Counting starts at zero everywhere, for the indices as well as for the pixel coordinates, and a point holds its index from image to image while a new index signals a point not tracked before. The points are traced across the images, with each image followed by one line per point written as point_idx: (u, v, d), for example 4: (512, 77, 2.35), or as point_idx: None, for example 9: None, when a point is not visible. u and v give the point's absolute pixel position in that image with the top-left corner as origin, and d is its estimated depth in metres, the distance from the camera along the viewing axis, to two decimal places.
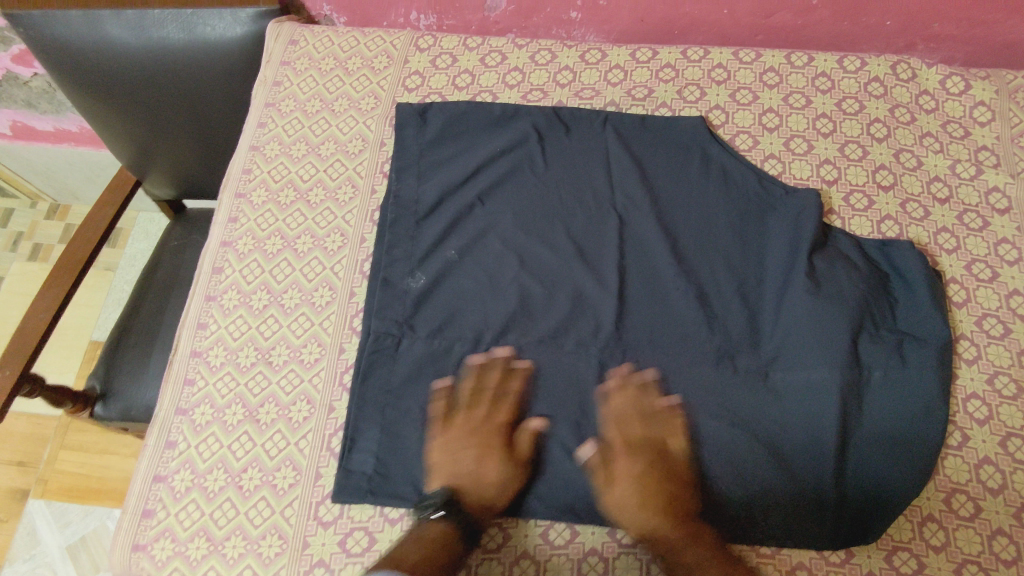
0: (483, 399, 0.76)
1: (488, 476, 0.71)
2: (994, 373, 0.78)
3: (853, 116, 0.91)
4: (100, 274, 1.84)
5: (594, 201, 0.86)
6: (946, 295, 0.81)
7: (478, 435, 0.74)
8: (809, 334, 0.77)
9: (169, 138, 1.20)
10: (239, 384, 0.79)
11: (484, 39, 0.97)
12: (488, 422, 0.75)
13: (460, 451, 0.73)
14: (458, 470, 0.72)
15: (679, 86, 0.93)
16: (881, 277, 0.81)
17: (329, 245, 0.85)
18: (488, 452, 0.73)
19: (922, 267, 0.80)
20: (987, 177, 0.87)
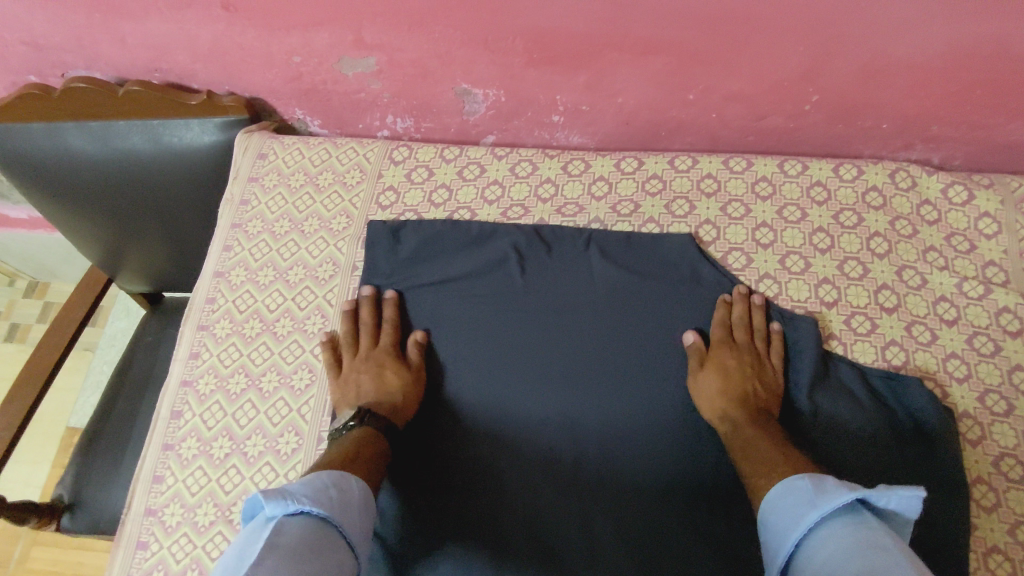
0: (362, 330, 0.81)
1: (389, 384, 0.76)
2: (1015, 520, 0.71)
3: (851, 229, 0.86)
4: (81, 354, 1.78)
5: (578, 329, 0.82)
6: (959, 433, 0.75)
7: (373, 356, 0.79)
8: None
9: (139, 240, 1.15)
10: (196, 547, 0.73)
11: (462, 149, 0.92)
12: (376, 348, 0.80)
13: (359, 374, 0.78)
14: (382, 384, 0.76)
15: (667, 198, 0.88)
16: (886, 416, 0.76)
17: (296, 383, 0.80)
18: (382, 372, 0.77)
19: (933, 407, 0.75)
20: (997, 295, 0.82)
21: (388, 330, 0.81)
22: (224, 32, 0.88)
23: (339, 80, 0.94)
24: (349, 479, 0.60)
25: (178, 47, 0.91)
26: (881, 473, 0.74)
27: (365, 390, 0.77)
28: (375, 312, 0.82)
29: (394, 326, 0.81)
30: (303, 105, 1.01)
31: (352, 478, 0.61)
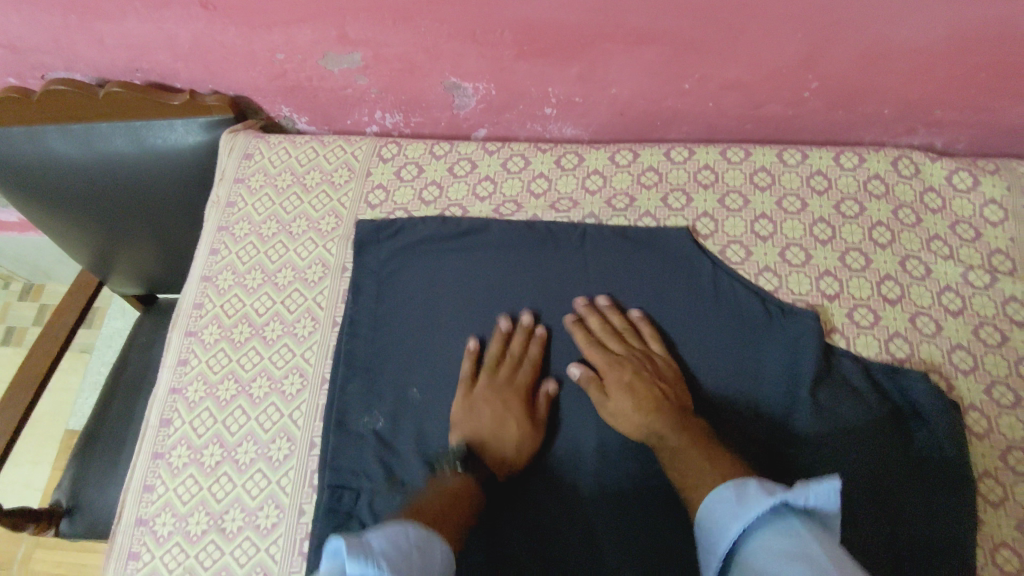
0: (507, 360, 0.77)
1: (505, 431, 0.72)
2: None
3: (853, 219, 0.84)
4: (77, 356, 1.77)
5: (576, 323, 0.80)
6: (966, 426, 0.74)
7: (501, 390, 0.75)
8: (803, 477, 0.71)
9: (128, 244, 1.13)
10: (189, 557, 0.72)
11: (452, 145, 0.90)
12: (512, 382, 0.76)
13: (485, 406, 0.74)
14: (499, 425, 0.73)
15: (663, 192, 0.86)
16: (893, 411, 0.74)
17: (287, 388, 0.79)
18: (508, 410, 0.74)
19: (937, 400, 0.73)
20: (1003, 284, 0.80)
21: (530, 367, 0.77)
22: (204, 31, 0.86)
23: (325, 76, 0.92)
24: (434, 543, 0.51)
25: (159, 47, 0.89)
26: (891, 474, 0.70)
27: (479, 427, 0.72)
28: (524, 344, 0.78)
29: (537, 364, 0.77)
30: (289, 103, 0.98)
31: (436, 543, 0.51)
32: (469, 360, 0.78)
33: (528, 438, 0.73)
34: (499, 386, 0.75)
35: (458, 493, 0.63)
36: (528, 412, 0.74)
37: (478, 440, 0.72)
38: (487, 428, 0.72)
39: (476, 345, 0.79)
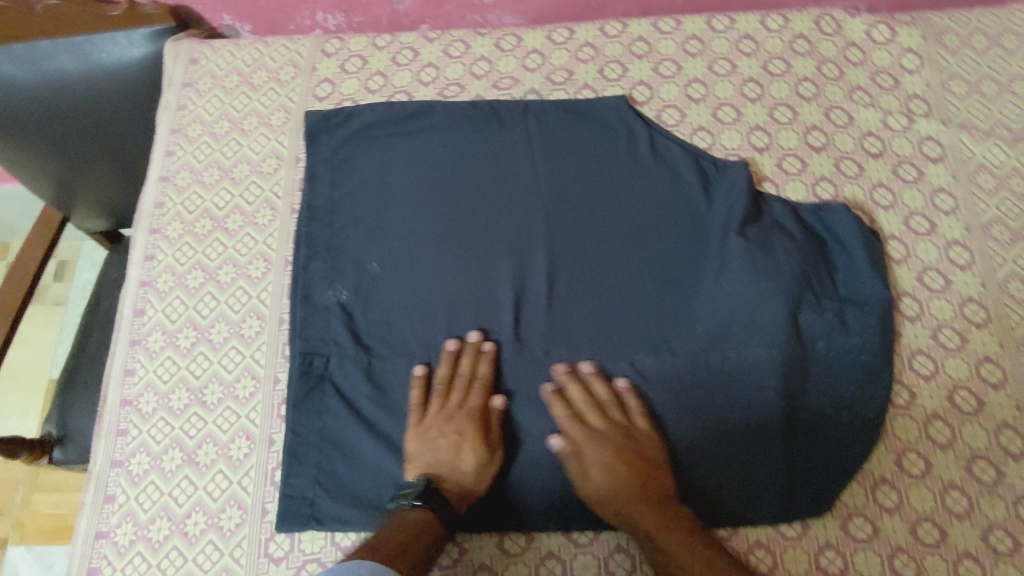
0: (454, 388, 0.75)
1: (464, 462, 0.71)
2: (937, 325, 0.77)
3: (780, 77, 0.88)
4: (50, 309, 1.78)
5: (524, 192, 0.84)
6: (885, 253, 0.80)
7: (456, 420, 0.73)
8: (735, 309, 0.77)
9: (87, 170, 1.14)
10: (174, 428, 0.77)
11: (394, 36, 0.93)
12: (464, 406, 0.74)
13: (442, 436, 0.72)
14: (456, 458, 0.71)
15: (600, 64, 0.90)
16: (817, 244, 0.79)
17: (253, 272, 0.83)
18: (463, 438, 0.72)
19: (856, 228, 0.79)
20: (920, 126, 0.85)
21: (479, 388, 0.75)
22: None
23: None
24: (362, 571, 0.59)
25: None
26: (816, 299, 0.76)
27: (440, 460, 0.71)
28: (473, 363, 0.76)
29: (486, 384, 0.75)
30: (231, 10, 1.01)
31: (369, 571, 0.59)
32: (444, 365, 0.76)
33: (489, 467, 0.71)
34: (451, 414, 0.73)
35: (413, 533, 0.65)
36: (481, 430, 0.72)
37: (461, 487, 0.70)
38: (447, 460, 0.71)
39: (424, 369, 0.76)
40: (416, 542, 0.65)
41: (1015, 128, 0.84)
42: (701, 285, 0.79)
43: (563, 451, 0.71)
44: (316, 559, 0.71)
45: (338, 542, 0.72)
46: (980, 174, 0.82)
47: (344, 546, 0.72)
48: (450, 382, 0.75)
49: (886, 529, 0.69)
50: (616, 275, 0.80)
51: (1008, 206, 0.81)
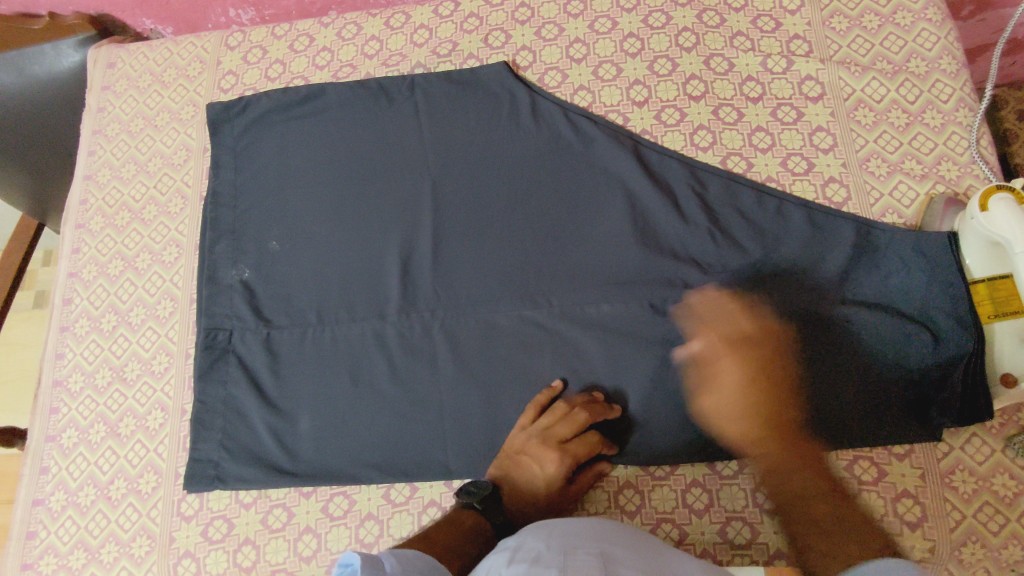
0: (569, 418, 0.72)
1: (535, 478, 0.70)
2: (823, 255, 0.75)
3: (660, 29, 0.89)
4: (31, 317, 1.65)
5: (409, 161, 0.87)
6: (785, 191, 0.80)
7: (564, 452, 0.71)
8: (607, 262, 0.80)
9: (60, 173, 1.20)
10: (99, 404, 0.83)
11: (291, 25, 0.97)
12: (562, 435, 0.71)
13: (528, 457, 0.71)
14: (532, 475, 0.70)
15: (483, 33, 0.92)
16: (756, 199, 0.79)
17: (166, 258, 0.89)
18: (546, 471, 0.70)
19: (761, 190, 0.79)
20: (799, 66, 0.85)
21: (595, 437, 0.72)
22: None
23: None
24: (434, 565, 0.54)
25: None
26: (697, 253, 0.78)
27: (515, 479, 0.70)
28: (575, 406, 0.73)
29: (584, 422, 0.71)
30: (149, 14, 1.05)
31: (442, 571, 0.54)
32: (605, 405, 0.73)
33: (552, 488, 0.70)
34: (543, 437, 0.71)
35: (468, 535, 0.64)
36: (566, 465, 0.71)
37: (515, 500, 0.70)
38: (522, 479, 0.70)
39: (537, 322, 0.79)
40: (465, 544, 0.62)
41: (897, 60, 0.83)
42: (591, 235, 0.81)
43: None
44: (222, 515, 0.77)
45: (241, 500, 0.77)
46: (859, 109, 0.82)
47: (246, 503, 0.77)
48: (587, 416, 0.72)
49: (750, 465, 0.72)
50: (500, 233, 0.83)
51: (886, 139, 0.80)
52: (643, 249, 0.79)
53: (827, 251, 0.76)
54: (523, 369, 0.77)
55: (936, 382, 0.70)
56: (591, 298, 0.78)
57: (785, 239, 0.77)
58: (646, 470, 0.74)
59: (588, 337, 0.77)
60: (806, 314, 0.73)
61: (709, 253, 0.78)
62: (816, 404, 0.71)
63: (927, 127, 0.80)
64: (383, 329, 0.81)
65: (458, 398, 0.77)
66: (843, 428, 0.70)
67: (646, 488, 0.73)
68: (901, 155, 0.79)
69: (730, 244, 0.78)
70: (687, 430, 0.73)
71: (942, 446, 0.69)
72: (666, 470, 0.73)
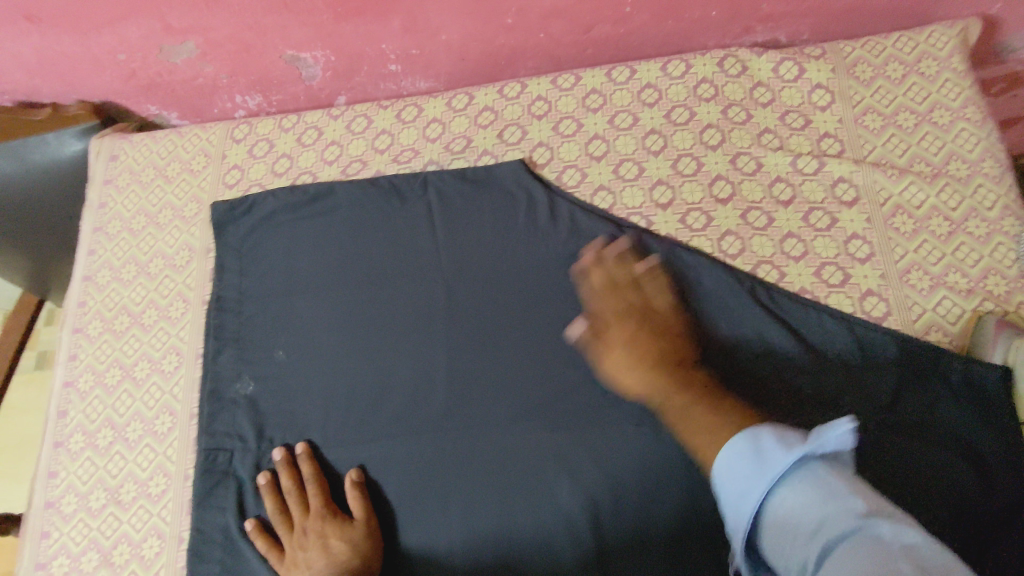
0: (297, 492, 0.75)
1: (330, 556, 0.70)
2: (863, 381, 0.70)
3: (684, 126, 0.85)
4: (33, 384, 1.60)
5: (420, 266, 0.83)
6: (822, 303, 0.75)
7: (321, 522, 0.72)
8: None
9: (63, 253, 1.16)
10: (92, 529, 0.78)
11: (299, 117, 0.94)
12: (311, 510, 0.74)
13: (317, 540, 0.71)
14: (330, 557, 0.69)
15: (498, 129, 0.89)
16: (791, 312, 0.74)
17: (166, 367, 0.85)
18: (325, 541, 0.71)
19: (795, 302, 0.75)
20: (832, 167, 0.80)
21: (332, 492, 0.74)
22: (42, 43, 0.91)
23: (173, 69, 0.95)
24: None
25: (10, 65, 0.95)
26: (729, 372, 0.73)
27: (316, 569, 0.69)
28: (295, 474, 0.76)
29: (320, 484, 0.75)
30: (154, 101, 1.02)
31: None
32: (308, 463, 0.76)
33: (360, 552, 0.70)
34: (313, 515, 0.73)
35: None
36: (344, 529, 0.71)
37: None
38: (331, 559, 0.69)
39: (558, 444, 0.74)
40: None
41: (935, 162, 0.79)
42: None
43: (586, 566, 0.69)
44: None
45: None
46: (897, 215, 0.77)
47: None
48: (321, 478, 0.75)
49: None
50: (515, 346, 0.78)
51: (927, 249, 0.76)
52: None
53: (867, 373, 0.71)
54: (540, 497, 0.72)
55: (994, 526, 0.63)
56: (615, 419, 0.74)
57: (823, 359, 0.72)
58: None
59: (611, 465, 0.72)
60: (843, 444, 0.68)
61: (746, 371, 0.72)
62: None
63: (971, 237, 0.75)
64: (394, 452, 0.76)
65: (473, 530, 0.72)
66: None
67: None
68: (945, 267, 0.74)
69: (766, 365, 0.72)
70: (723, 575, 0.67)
71: None
72: None
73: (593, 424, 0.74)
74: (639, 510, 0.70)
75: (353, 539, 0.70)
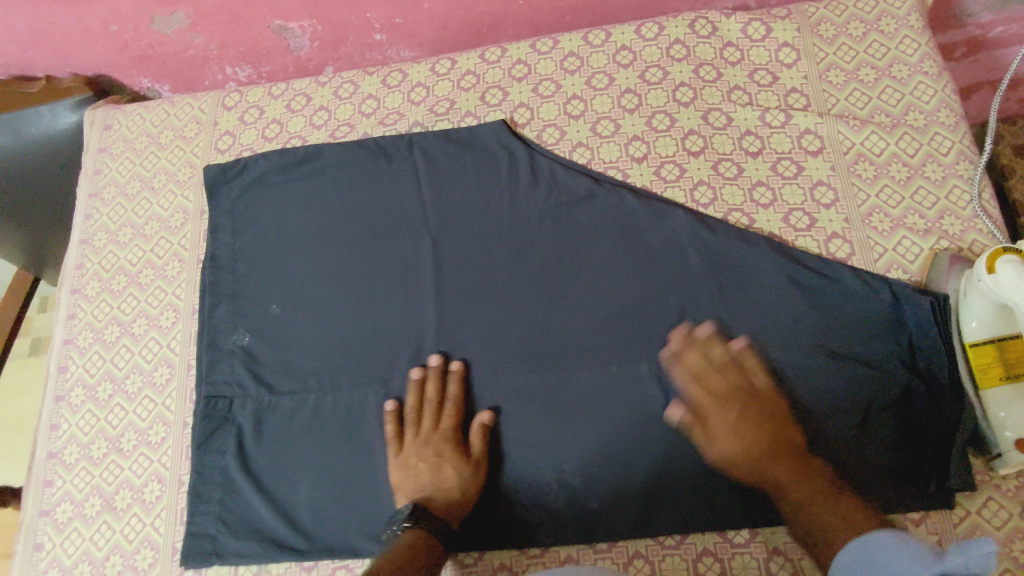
0: (428, 411, 0.76)
1: (449, 483, 0.72)
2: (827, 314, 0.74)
3: (657, 84, 0.89)
4: (27, 364, 1.62)
5: (407, 221, 0.87)
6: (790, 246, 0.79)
7: (431, 444, 0.74)
8: (612, 324, 0.79)
9: (58, 226, 1.19)
10: (94, 476, 0.82)
11: (288, 84, 0.97)
12: (438, 430, 0.75)
13: (421, 463, 0.73)
14: (443, 481, 0.72)
15: (480, 91, 0.92)
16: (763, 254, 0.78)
17: (163, 323, 0.88)
18: (444, 462, 0.73)
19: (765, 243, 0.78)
20: (797, 120, 0.85)
21: (452, 411, 0.76)
22: (36, 15, 0.94)
23: (164, 40, 0.98)
24: None
25: (5, 38, 0.98)
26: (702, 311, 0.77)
27: (421, 485, 0.72)
28: (441, 386, 0.77)
29: (458, 403, 0.76)
30: (145, 73, 1.05)
31: None
32: (455, 382, 0.77)
33: (474, 486, 0.72)
34: (426, 437, 0.75)
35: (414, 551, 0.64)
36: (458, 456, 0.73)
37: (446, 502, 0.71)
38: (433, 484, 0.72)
39: (540, 382, 0.77)
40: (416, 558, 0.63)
41: (895, 113, 0.83)
42: (595, 293, 0.80)
43: (569, 492, 0.73)
44: None
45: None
46: (859, 163, 0.82)
47: None
48: (461, 400, 0.77)
49: (763, 532, 0.70)
50: (502, 293, 0.82)
51: (888, 193, 0.80)
52: (647, 306, 0.78)
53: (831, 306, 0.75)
54: (525, 433, 0.76)
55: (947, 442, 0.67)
56: (595, 359, 0.77)
57: (790, 295, 0.76)
58: (656, 539, 0.71)
59: (591, 413, 0.75)
60: (805, 371, 0.73)
61: (720, 309, 0.77)
62: None
63: (928, 180, 0.80)
64: (387, 394, 0.80)
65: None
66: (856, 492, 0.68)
67: (655, 559, 0.70)
68: (904, 209, 0.79)
69: (738, 303, 0.77)
70: (700, 497, 0.71)
71: (958, 510, 0.67)
72: (677, 538, 0.71)
73: (576, 364, 0.78)
74: (619, 441, 0.74)
75: (472, 471, 0.72)
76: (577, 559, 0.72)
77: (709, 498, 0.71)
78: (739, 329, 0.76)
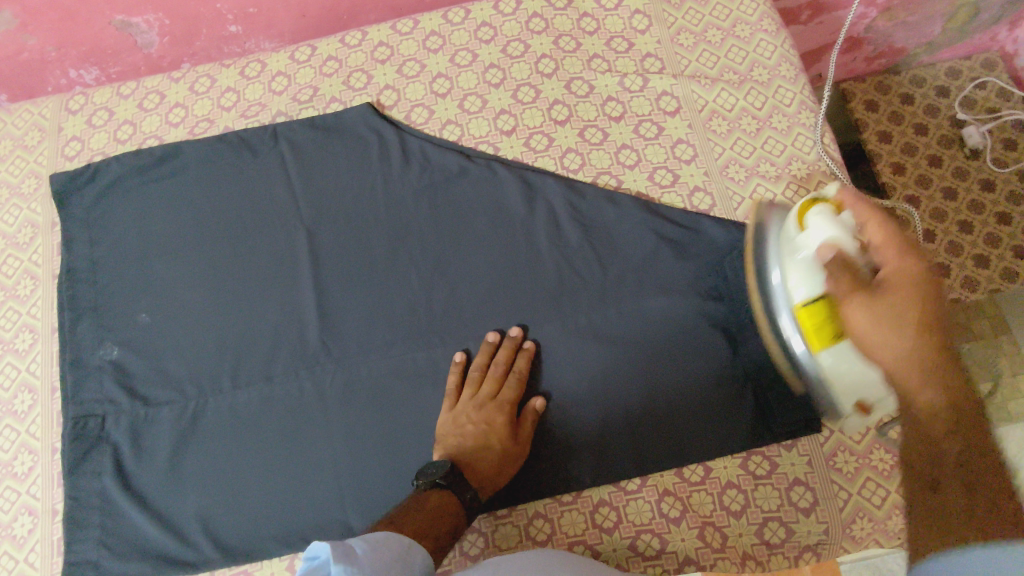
0: (489, 377, 0.73)
1: (489, 450, 0.69)
2: (692, 264, 0.78)
3: (520, 58, 0.90)
4: None
5: (279, 214, 0.84)
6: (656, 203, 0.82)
7: (486, 409, 0.71)
8: (494, 295, 0.79)
9: None
10: None
11: (137, 82, 0.92)
12: (496, 398, 0.72)
13: (470, 425, 0.70)
14: (484, 443, 0.69)
15: (344, 76, 0.91)
16: (632, 214, 0.81)
17: (20, 346, 0.82)
18: (495, 427, 0.70)
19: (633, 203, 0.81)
20: (654, 83, 0.88)
21: (514, 381, 0.73)
22: None
23: None
24: None
25: None
26: (579, 272, 0.79)
27: (468, 447, 0.69)
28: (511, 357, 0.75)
29: (521, 378, 0.73)
30: None
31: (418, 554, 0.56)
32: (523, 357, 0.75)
33: (491, 457, 0.69)
34: (482, 402, 0.72)
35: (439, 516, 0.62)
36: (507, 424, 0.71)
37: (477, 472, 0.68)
38: (480, 448, 0.69)
39: (428, 359, 0.77)
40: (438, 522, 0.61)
41: (741, 70, 0.88)
42: (476, 266, 0.81)
43: None
44: None
45: None
46: (713, 119, 0.86)
47: None
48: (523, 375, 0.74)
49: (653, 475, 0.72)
50: (383, 276, 0.81)
51: (741, 145, 0.84)
52: (527, 274, 0.80)
53: (697, 256, 0.78)
54: (417, 414, 0.75)
55: None
56: (480, 330, 0.78)
57: (660, 249, 0.79)
58: (554, 497, 0.72)
59: None
60: (673, 320, 0.76)
61: (596, 269, 0.79)
62: (700, 410, 0.73)
63: (775, 130, 0.85)
64: (273, 389, 0.77)
65: (358, 466, 0.73)
66: (729, 428, 0.72)
67: (555, 516, 0.72)
68: (756, 159, 0.84)
69: (613, 262, 0.79)
70: (590, 451, 0.73)
71: (824, 431, 0.72)
72: (574, 493, 0.72)
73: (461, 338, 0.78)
74: None
75: (509, 438, 0.70)
76: (480, 529, 0.72)
77: (598, 451, 0.73)
78: (614, 286, 0.78)
